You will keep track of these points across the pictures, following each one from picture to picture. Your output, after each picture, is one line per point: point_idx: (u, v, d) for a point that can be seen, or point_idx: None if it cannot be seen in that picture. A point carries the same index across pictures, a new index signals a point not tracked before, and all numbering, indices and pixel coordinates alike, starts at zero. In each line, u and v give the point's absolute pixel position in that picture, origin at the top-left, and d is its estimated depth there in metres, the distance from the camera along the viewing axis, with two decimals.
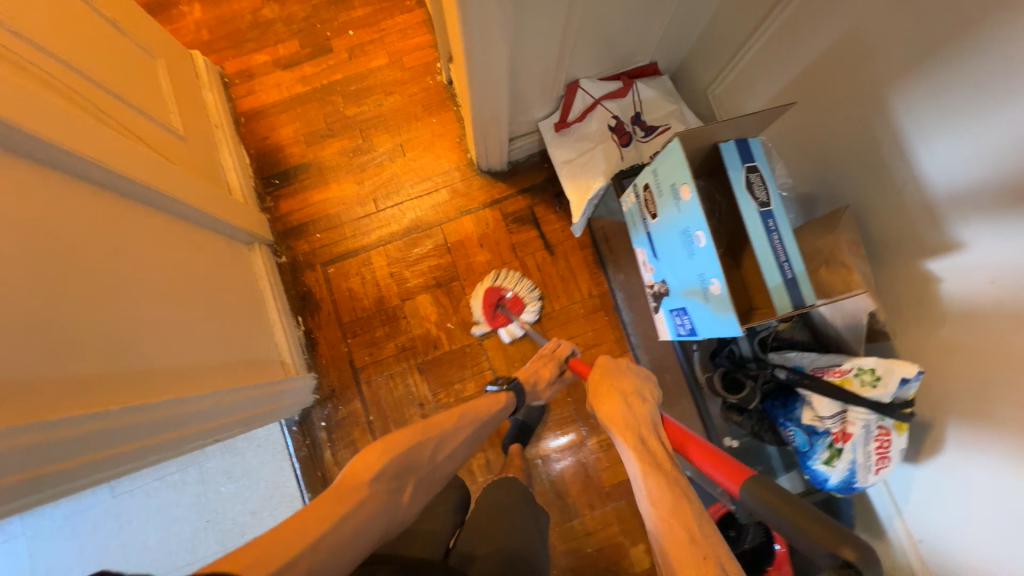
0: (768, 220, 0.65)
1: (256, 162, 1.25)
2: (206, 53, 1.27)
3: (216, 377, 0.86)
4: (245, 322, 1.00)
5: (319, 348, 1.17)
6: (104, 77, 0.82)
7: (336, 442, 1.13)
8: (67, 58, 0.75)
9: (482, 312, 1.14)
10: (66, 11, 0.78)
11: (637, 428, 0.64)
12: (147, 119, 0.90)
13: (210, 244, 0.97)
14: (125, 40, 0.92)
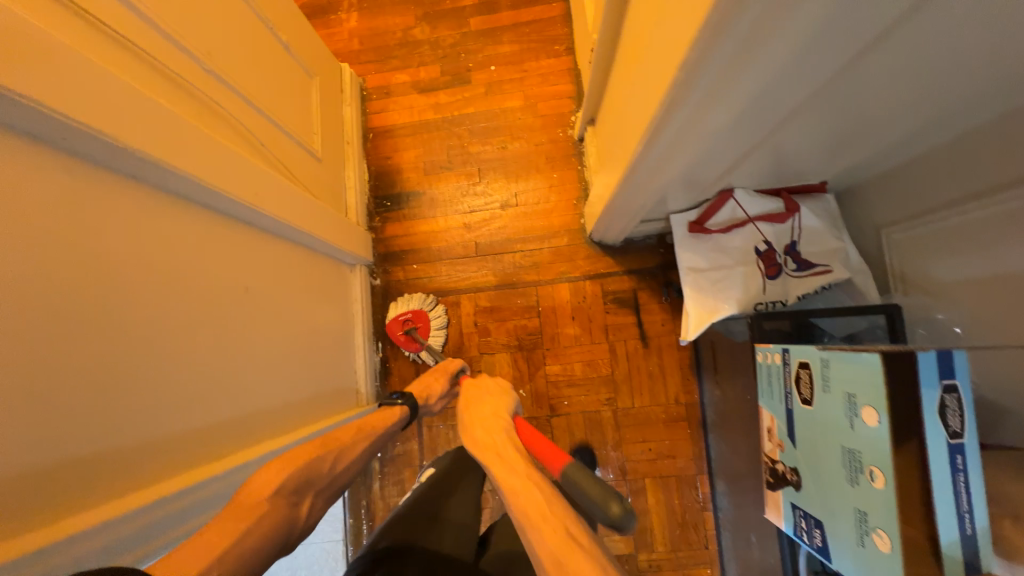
0: (959, 456, 0.46)
1: (374, 180, 1.26)
2: (353, 64, 1.30)
3: (304, 412, 0.86)
4: (335, 348, 1.01)
5: (390, 378, 1.18)
6: (267, 100, 0.85)
7: (386, 476, 1.14)
8: (243, 90, 0.78)
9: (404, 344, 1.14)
10: (251, 41, 0.81)
11: (497, 443, 0.61)
12: (294, 144, 0.93)
13: (321, 268, 0.99)
14: (291, 62, 0.95)
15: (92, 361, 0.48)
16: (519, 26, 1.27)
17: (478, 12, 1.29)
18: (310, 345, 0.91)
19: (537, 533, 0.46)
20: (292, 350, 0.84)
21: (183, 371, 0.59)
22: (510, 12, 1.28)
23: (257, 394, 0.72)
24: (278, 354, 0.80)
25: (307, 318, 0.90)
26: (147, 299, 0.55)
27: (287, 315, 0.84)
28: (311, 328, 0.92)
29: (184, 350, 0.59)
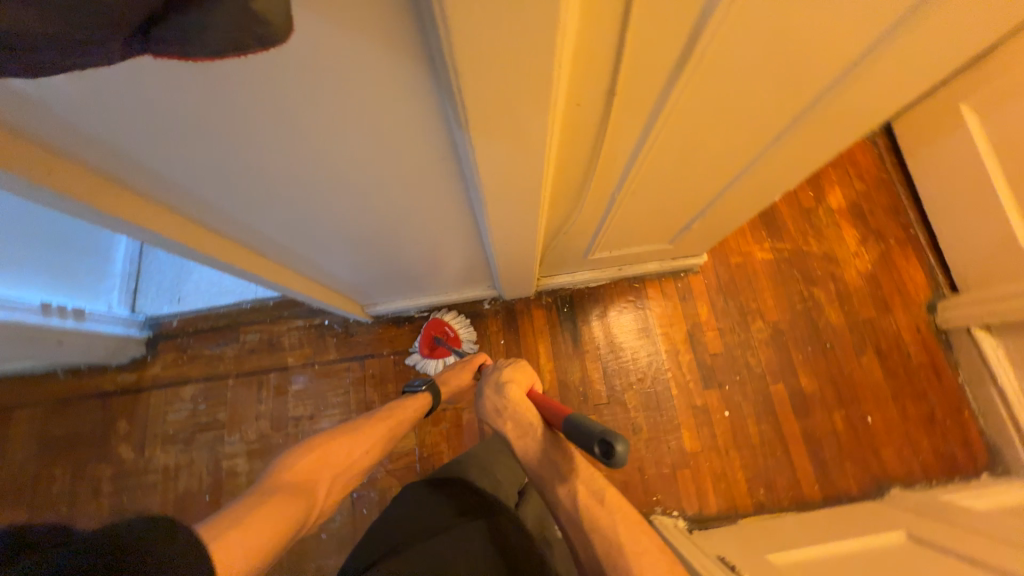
0: None
1: (588, 291, 1.27)
2: (710, 260, 1.28)
3: (336, 278, 0.97)
4: (410, 285, 1.11)
5: (393, 326, 1.25)
6: (617, 223, 0.88)
7: (307, 330, 1.25)
8: (615, 211, 0.81)
9: (420, 345, 1.17)
10: (669, 206, 0.84)
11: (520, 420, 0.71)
12: (587, 240, 0.96)
13: (477, 267, 1.05)
14: (674, 226, 0.97)
15: (272, 175, 0.56)
16: (779, 443, 1.13)
17: (790, 392, 1.17)
18: (399, 271, 1.00)
19: (562, 500, 0.62)
20: (386, 263, 0.94)
21: (308, 215, 0.68)
22: (796, 430, 1.14)
23: (323, 255, 0.83)
24: (374, 256, 0.89)
25: (423, 265, 0.99)
26: (362, 192, 0.63)
27: (415, 255, 0.92)
28: (415, 269, 1.00)
29: (331, 213, 0.68)
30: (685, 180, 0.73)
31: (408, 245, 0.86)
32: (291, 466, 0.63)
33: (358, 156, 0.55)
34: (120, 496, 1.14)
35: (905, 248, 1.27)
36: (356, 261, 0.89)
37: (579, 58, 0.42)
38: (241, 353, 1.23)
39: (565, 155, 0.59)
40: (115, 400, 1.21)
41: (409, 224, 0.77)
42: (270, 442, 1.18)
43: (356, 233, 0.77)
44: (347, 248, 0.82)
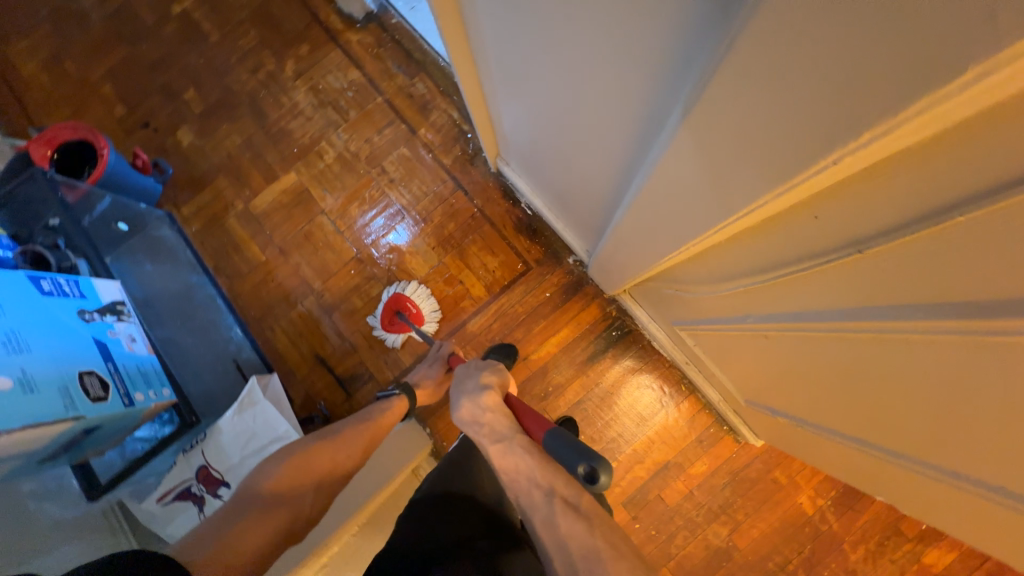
0: (70, 407, 0.70)
1: (644, 344, 1.17)
2: (758, 448, 1.10)
3: (503, 116, 0.96)
4: (542, 182, 1.08)
5: (502, 194, 1.26)
6: (722, 335, 0.76)
7: (453, 128, 1.29)
8: (732, 327, 0.69)
9: (381, 319, 1.19)
10: (779, 379, 0.69)
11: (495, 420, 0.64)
12: (687, 316, 0.85)
13: (592, 230, 0.99)
14: (761, 395, 0.82)
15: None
16: None
17: None
18: (545, 164, 0.97)
19: (537, 508, 0.54)
20: (541, 148, 0.91)
21: (520, 50, 0.64)
22: None
23: (509, 93, 0.81)
24: (537, 133, 0.86)
25: (562, 181, 0.95)
26: (566, 79, 0.58)
27: (564, 167, 0.88)
28: (555, 177, 0.97)
29: (535, 69, 0.64)
30: (816, 379, 0.59)
31: (565, 156, 0.82)
32: (269, 477, 0.71)
33: (579, 43, 0.48)
34: (262, 88, 1.35)
35: None
36: (525, 122, 0.87)
37: (862, 178, 0.32)
38: (403, 89, 1.31)
39: (746, 242, 0.49)
40: (316, 27, 1.35)
41: (577, 141, 0.71)
42: (355, 165, 1.30)
43: (539, 103, 0.73)
44: (525, 107, 0.80)
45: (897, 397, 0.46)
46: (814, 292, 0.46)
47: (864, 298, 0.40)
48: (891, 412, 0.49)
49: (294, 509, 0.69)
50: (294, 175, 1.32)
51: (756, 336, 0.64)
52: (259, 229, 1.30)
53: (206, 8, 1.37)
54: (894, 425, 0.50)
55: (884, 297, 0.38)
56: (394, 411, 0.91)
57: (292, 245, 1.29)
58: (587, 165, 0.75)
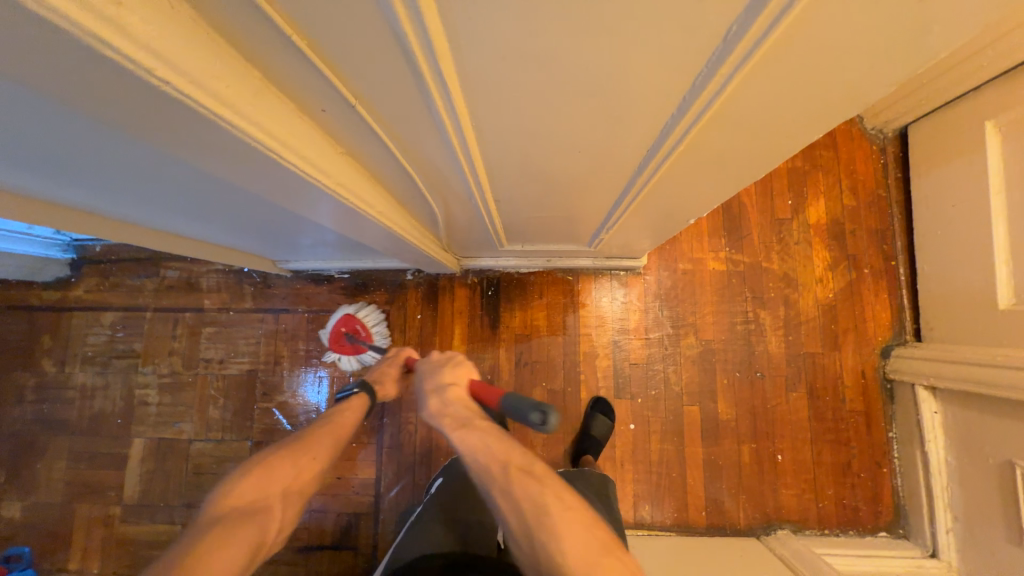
0: None
1: (516, 277, 1.21)
2: (656, 262, 1.18)
3: (234, 239, 0.96)
4: (321, 250, 1.08)
5: (313, 283, 1.24)
6: (509, 226, 0.80)
7: (229, 276, 1.25)
8: (497, 219, 0.73)
9: (334, 347, 1.14)
10: (561, 220, 0.75)
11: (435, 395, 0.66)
12: (488, 238, 0.88)
13: (383, 249, 1.02)
14: (588, 236, 0.87)
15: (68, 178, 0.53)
16: (677, 466, 1.10)
17: (703, 416, 1.11)
18: (302, 242, 0.98)
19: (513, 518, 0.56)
20: (280, 235, 0.91)
21: (147, 200, 0.65)
22: (698, 456, 1.10)
23: (204, 225, 0.82)
24: (258, 231, 0.86)
25: (324, 241, 0.96)
26: (187, 193, 0.60)
27: (307, 233, 0.89)
28: (320, 242, 0.98)
29: (173, 203, 0.66)
30: (557, 203, 0.64)
31: (292, 227, 0.83)
32: (231, 490, 0.61)
33: (132, 170, 0.50)
34: (43, 403, 1.22)
35: (879, 282, 1.12)
36: (244, 231, 0.87)
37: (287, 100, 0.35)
38: (161, 288, 1.25)
39: (370, 180, 0.52)
40: (41, 314, 1.24)
41: (272, 215, 0.73)
42: (179, 380, 1.22)
43: (219, 216, 0.74)
44: (223, 224, 0.80)
45: (558, 172, 0.51)
46: (446, 170, 0.50)
47: (441, 150, 0.44)
48: (587, 180, 0.54)
49: (261, 521, 0.59)
50: (139, 440, 1.20)
51: (507, 211, 0.69)
52: (152, 509, 1.17)
53: None
54: (604, 185, 0.56)
55: (441, 142, 0.42)
56: (348, 412, 0.79)
57: (190, 491, 1.18)
58: (303, 222, 0.77)
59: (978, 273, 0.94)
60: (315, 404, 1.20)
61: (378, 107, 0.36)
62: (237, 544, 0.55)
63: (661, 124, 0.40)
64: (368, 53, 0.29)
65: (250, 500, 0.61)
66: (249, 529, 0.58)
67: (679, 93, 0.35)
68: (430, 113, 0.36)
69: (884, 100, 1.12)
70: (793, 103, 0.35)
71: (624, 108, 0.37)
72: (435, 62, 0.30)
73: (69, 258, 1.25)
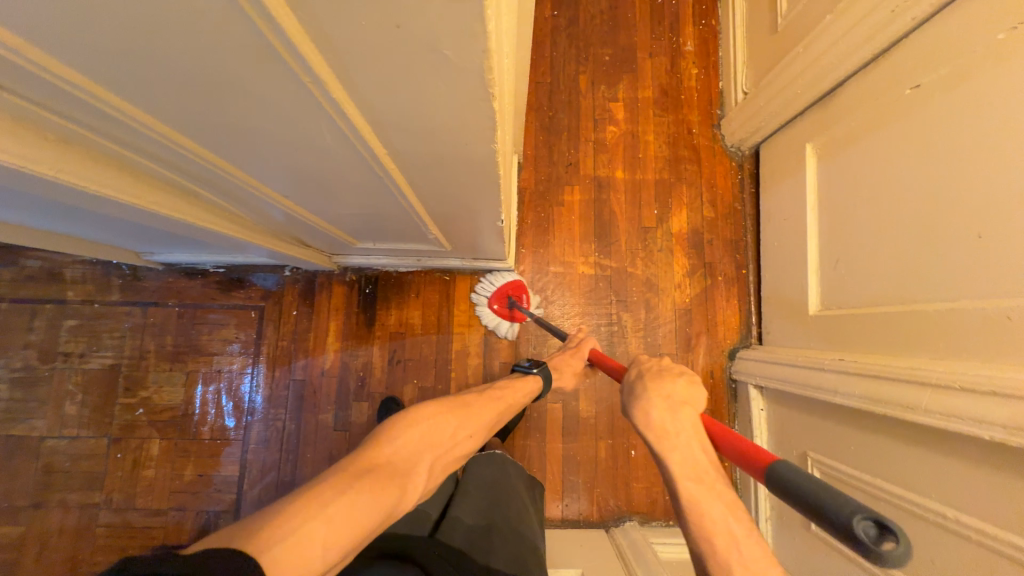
0: None
1: (394, 276, 1.23)
2: (529, 265, 1.22)
3: (72, 231, 0.92)
4: (179, 246, 1.06)
5: (185, 277, 1.22)
6: (338, 226, 0.82)
7: (95, 267, 1.21)
8: (316, 218, 0.74)
9: (491, 304, 1.17)
10: (377, 222, 0.78)
11: (679, 442, 0.56)
12: (333, 236, 0.89)
13: (239, 246, 1.01)
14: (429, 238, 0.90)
15: None
16: (538, 461, 1.14)
17: (565, 412, 1.16)
18: (148, 236, 0.96)
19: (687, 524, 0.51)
20: (112, 229, 0.88)
21: None
22: (558, 451, 1.14)
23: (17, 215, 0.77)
24: (85, 224, 0.83)
25: (169, 236, 0.94)
26: None
27: (142, 228, 0.87)
28: (169, 238, 0.96)
29: None
30: (348, 206, 0.67)
31: (119, 222, 0.81)
32: (391, 443, 0.58)
33: None
34: None
35: (729, 289, 1.21)
36: (70, 223, 0.83)
37: None
38: (18, 278, 1.19)
39: (134, 177, 0.50)
40: None
41: (77, 211, 0.71)
42: (34, 375, 1.17)
43: (19, 209, 0.71)
44: (37, 216, 0.78)
45: (320, 175, 0.53)
46: (210, 174, 0.51)
47: (184, 154, 0.44)
48: (349, 187, 0.57)
49: (404, 481, 0.55)
50: None
51: (315, 212, 0.71)
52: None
53: None
54: (368, 192, 0.59)
55: (176, 147, 0.42)
56: (518, 390, 0.85)
57: (37, 491, 1.12)
58: (118, 218, 0.76)
59: (798, 282, 1.03)
60: (185, 400, 1.18)
61: (69, 113, 0.35)
62: (372, 496, 0.49)
63: (350, 142, 0.43)
64: (13, 82, 0.30)
65: (402, 463, 0.57)
66: (391, 493, 0.52)
67: (329, 120, 0.39)
68: (135, 126, 0.37)
69: (737, 121, 1.21)
70: (429, 122, 0.40)
71: (300, 128, 0.40)
72: (88, 87, 0.31)
73: None
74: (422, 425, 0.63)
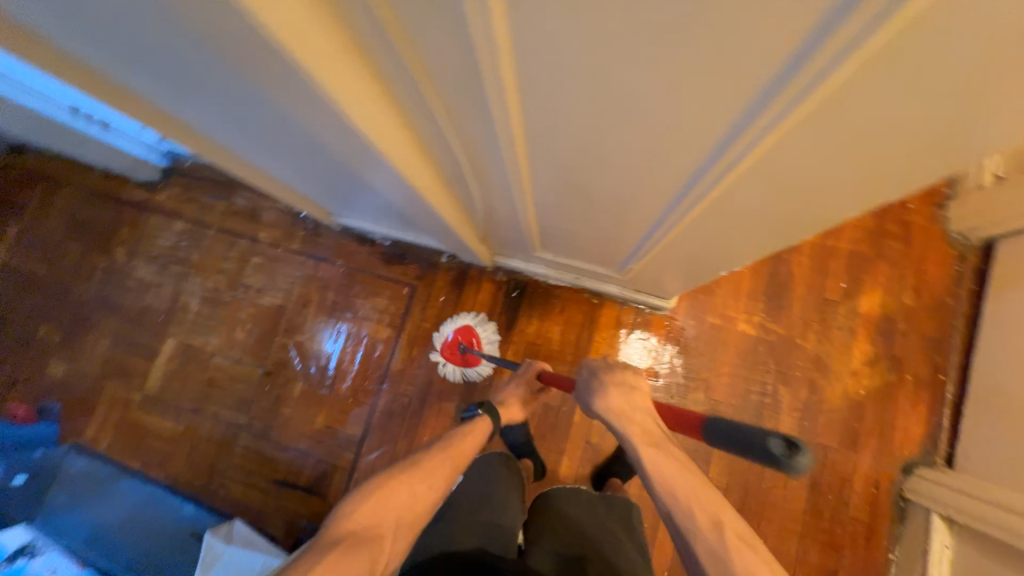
0: None
1: (543, 286, 1.23)
2: (685, 308, 1.15)
3: (298, 186, 1.03)
4: (370, 214, 1.14)
5: (356, 242, 1.32)
6: (539, 234, 0.82)
7: (287, 217, 1.36)
8: (531, 223, 0.75)
9: (451, 359, 1.20)
10: (591, 239, 0.76)
11: (631, 412, 0.68)
12: (522, 239, 0.90)
13: (425, 228, 1.07)
14: (621, 263, 0.88)
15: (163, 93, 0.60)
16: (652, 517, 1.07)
17: None
18: (355, 202, 1.04)
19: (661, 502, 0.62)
20: (334, 189, 0.97)
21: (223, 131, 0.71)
22: None
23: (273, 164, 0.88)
24: (318, 183, 0.92)
25: (374, 205, 1.02)
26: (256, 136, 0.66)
27: (360, 195, 0.95)
28: (372, 206, 1.04)
29: (246, 140, 0.72)
30: (586, 220, 0.66)
31: (348, 188, 0.89)
32: (349, 515, 0.66)
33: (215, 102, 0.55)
34: (106, 285, 1.36)
35: (918, 393, 1.05)
36: (308, 181, 0.93)
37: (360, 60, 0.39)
38: (228, 212, 1.38)
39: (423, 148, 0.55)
40: (127, 209, 1.40)
41: (330, 174, 0.79)
42: (219, 297, 1.33)
43: (285, 162, 0.81)
44: (290, 171, 0.88)
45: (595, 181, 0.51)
46: (491, 162, 0.53)
47: (483, 120, 0.44)
48: (619, 203, 0.55)
49: (372, 548, 0.63)
50: (172, 340, 1.32)
51: (538, 216, 0.72)
52: (165, 405, 1.28)
53: (24, 251, 1.38)
54: (634, 212, 0.57)
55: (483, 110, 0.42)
56: (473, 435, 0.86)
57: (199, 399, 1.28)
58: (356, 185, 0.83)
59: None
60: (329, 354, 1.27)
61: (419, 46, 0.36)
62: (347, 561, 0.59)
63: (701, 159, 0.40)
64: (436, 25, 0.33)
65: (364, 530, 0.65)
66: (364, 560, 0.61)
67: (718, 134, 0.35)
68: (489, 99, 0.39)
69: (972, 206, 1.05)
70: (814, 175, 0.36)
71: (653, 128, 0.38)
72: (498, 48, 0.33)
73: (161, 167, 1.40)
74: (378, 488, 0.70)
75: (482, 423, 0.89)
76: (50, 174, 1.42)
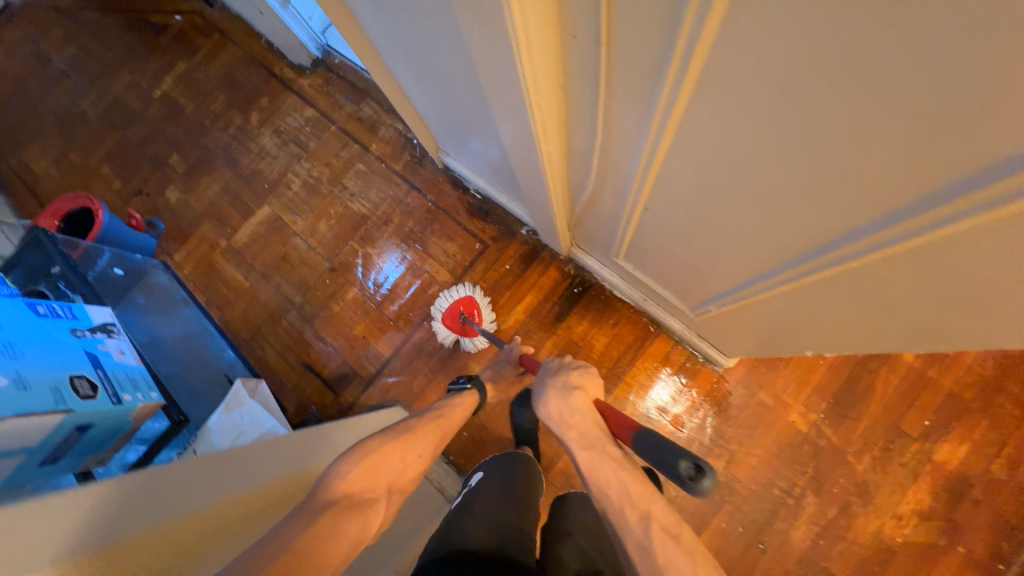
0: (62, 403, 0.79)
1: (606, 293, 1.20)
2: (741, 374, 1.08)
3: (425, 111, 1.07)
4: (476, 162, 1.17)
5: (452, 184, 1.36)
6: (632, 237, 0.80)
7: (400, 138, 1.42)
8: (629, 221, 0.73)
9: (448, 324, 1.21)
10: (684, 261, 0.73)
11: (580, 420, 0.69)
12: (610, 238, 0.88)
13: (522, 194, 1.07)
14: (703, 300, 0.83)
15: None
16: None
17: None
18: (469, 145, 1.07)
19: (626, 526, 0.58)
20: (456, 126, 1.00)
21: (390, 29, 0.74)
22: None
23: (416, 81, 0.91)
24: (445, 112, 0.95)
25: (485, 155, 1.04)
26: (419, 38, 0.68)
27: (478, 138, 0.96)
28: (483, 155, 1.06)
29: (406, 45, 0.75)
30: (692, 236, 0.63)
31: (471, 125, 0.91)
32: (343, 476, 0.65)
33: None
34: (233, 140, 1.51)
35: (961, 567, 0.93)
36: (438, 107, 0.96)
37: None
38: (353, 115, 1.47)
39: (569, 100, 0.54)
40: (274, 82, 1.53)
41: (463, 103, 0.81)
42: (318, 188, 1.44)
43: (428, 80, 0.84)
44: (428, 92, 0.91)
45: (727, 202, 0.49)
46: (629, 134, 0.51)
47: (643, 86, 0.43)
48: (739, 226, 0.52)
49: (365, 513, 0.64)
50: (267, 208, 1.45)
51: (641, 217, 0.69)
52: (241, 260, 1.42)
53: (181, 87, 1.55)
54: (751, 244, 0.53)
55: (651, 82, 0.42)
56: (462, 408, 0.90)
57: (269, 267, 1.40)
58: (480, 124, 0.84)
59: None
60: (388, 274, 1.34)
61: None
62: (342, 526, 0.60)
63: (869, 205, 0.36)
64: None
65: (360, 491, 0.65)
66: (360, 519, 0.63)
67: (901, 184, 0.32)
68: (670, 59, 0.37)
69: None
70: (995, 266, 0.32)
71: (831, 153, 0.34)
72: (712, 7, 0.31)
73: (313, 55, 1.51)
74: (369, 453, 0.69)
75: (465, 398, 0.92)
76: (225, 29, 1.57)
